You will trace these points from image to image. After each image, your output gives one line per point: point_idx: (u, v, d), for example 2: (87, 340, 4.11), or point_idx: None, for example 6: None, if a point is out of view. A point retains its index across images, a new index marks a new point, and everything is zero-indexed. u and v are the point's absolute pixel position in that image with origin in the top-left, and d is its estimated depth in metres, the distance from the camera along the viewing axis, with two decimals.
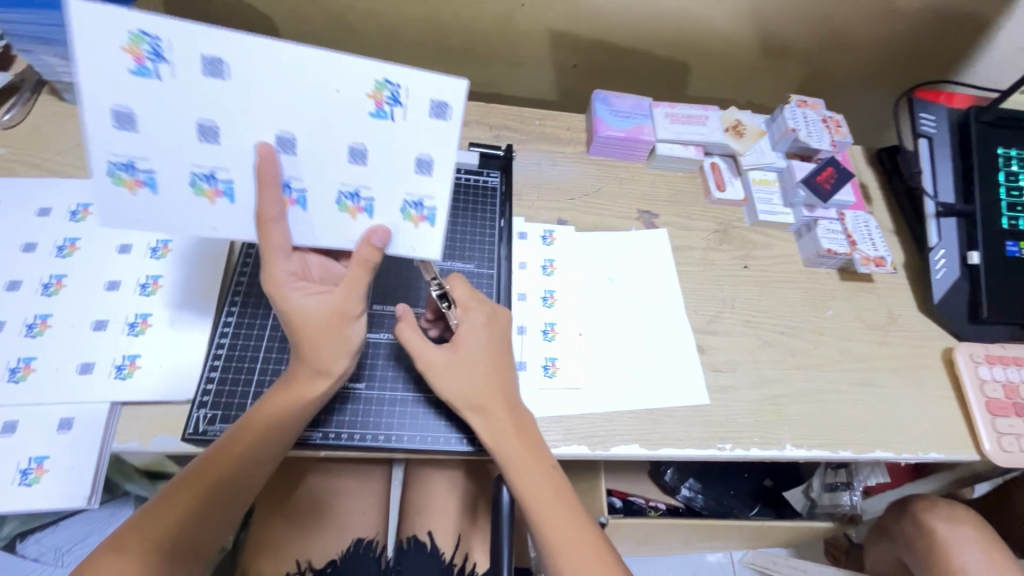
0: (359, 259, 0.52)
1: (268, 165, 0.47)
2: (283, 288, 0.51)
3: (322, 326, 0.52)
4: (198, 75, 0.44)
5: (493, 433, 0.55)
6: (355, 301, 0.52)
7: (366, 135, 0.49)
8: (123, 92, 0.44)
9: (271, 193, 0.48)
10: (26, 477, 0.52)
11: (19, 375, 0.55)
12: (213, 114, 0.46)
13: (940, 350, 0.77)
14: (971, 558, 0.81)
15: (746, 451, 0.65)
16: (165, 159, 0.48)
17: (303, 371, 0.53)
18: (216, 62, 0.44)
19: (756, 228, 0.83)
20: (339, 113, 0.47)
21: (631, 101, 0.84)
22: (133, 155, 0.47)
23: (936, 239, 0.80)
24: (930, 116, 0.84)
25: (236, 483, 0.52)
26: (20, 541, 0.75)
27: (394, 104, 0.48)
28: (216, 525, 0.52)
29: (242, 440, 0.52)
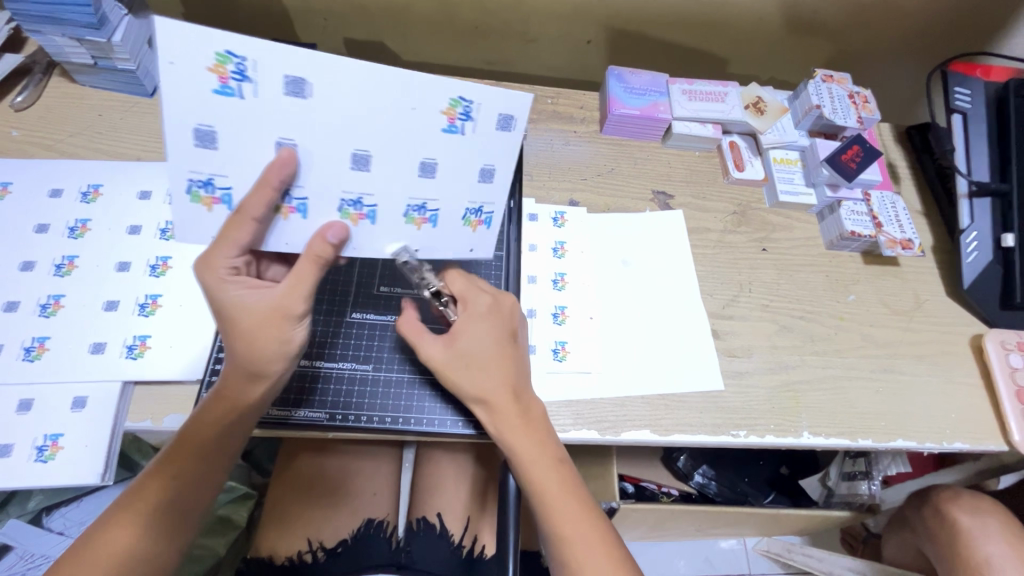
0: (310, 254, 0.48)
1: (271, 166, 0.44)
2: (220, 282, 0.48)
3: (262, 322, 0.49)
4: (278, 94, 0.42)
5: (498, 426, 0.54)
6: (297, 300, 0.48)
7: (436, 149, 0.48)
8: (205, 109, 0.42)
9: (265, 195, 0.44)
10: (42, 453, 0.53)
11: (34, 354, 0.56)
12: (294, 131, 0.44)
13: (969, 337, 0.74)
14: (995, 549, 0.78)
15: (761, 439, 0.64)
16: (245, 175, 0.46)
17: (238, 372, 0.50)
18: (297, 81, 0.42)
19: (776, 209, 0.80)
20: (416, 128, 0.46)
21: (647, 77, 0.81)
22: (212, 173, 0.45)
23: (968, 220, 0.77)
24: (965, 90, 0.79)
25: (213, 457, 0.52)
26: (45, 515, 0.77)
27: (463, 119, 0.47)
28: (204, 494, 0.53)
29: (212, 418, 0.51)
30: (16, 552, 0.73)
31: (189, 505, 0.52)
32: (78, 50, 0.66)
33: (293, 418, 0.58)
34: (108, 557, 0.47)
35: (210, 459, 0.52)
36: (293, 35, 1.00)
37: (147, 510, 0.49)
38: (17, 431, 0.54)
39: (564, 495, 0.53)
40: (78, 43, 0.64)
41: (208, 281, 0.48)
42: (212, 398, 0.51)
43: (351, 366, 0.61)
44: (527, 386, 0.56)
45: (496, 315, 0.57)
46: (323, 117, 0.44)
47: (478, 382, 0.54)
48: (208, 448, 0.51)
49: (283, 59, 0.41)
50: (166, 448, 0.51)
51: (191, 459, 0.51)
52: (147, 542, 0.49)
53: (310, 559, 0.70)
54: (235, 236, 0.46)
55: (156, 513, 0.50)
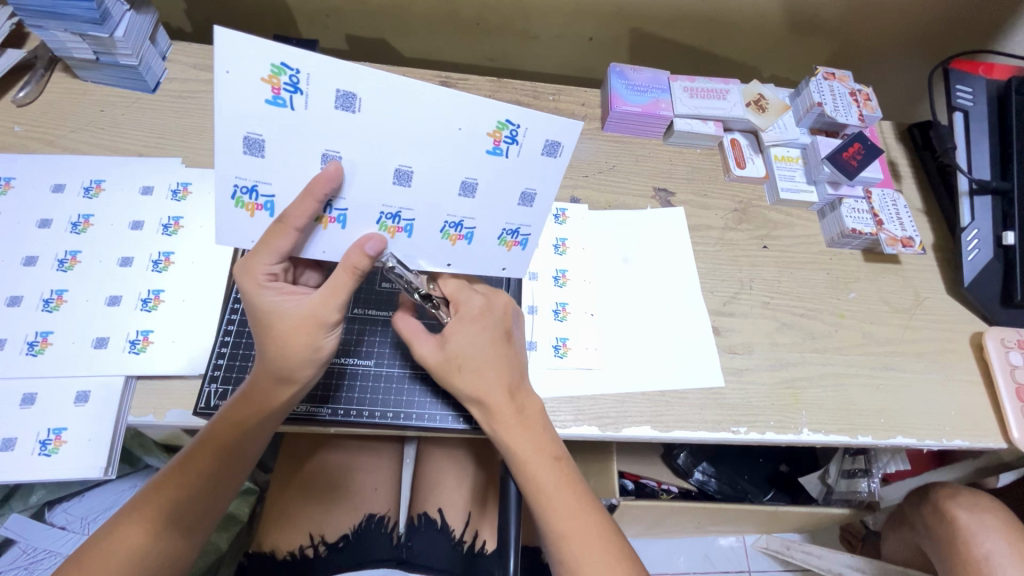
0: (347, 264, 0.48)
1: (318, 178, 0.43)
2: (258, 287, 0.49)
3: (295, 328, 0.49)
4: (329, 109, 0.41)
5: (495, 425, 0.54)
6: (332, 309, 0.49)
7: (479, 170, 0.46)
8: (255, 118, 0.40)
9: (309, 205, 0.44)
10: (45, 447, 0.54)
11: (37, 348, 0.56)
12: (341, 145, 0.43)
13: (969, 335, 0.74)
14: (994, 546, 0.78)
15: (761, 436, 0.64)
16: (288, 185, 0.45)
17: (268, 376, 0.51)
18: (350, 97, 0.41)
19: (777, 206, 0.80)
20: (461, 148, 0.45)
21: (648, 74, 0.81)
22: (257, 181, 0.44)
23: (969, 218, 0.77)
24: (966, 88, 0.80)
25: (235, 457, 0.52)
26: (48, 510, 0.77)
27: (509, 143, 0.46)
28: (221, 495, 0.53)
29: (236, 419, 0.52)
30: (19, 546, 0.73)
31: (207, 505, 0.52)
32: (81, 45, 0.66)
33: (293, 412, 0.58)
34: (123, 553, 0.47)
35: (231, 460, 0.52)
36: (295, 31, 1.00)
37: (165, 507, 0.50)
38: (20, 424, 0.54)
39: (565, 494, 0.53)
40: (81, 38, 0.64)
41: (246, 284, 0.49)
42: (238, 401, 0.52)
43: (352, 361, 0.62)
44: (524, 385, 0.56)
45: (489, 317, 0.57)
46: (371, 138, 0.43)
47: (474, 383, 0.54)
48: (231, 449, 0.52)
49: (338, 74, 0.39)
50: (187, 447, 0.52)
51: (212, 460, 0.51)
52: (162, 539, 0.49)
53: (310, 553, 0.70)
54: (275, 242, 0.46)
55: (175, 510, 0.50)
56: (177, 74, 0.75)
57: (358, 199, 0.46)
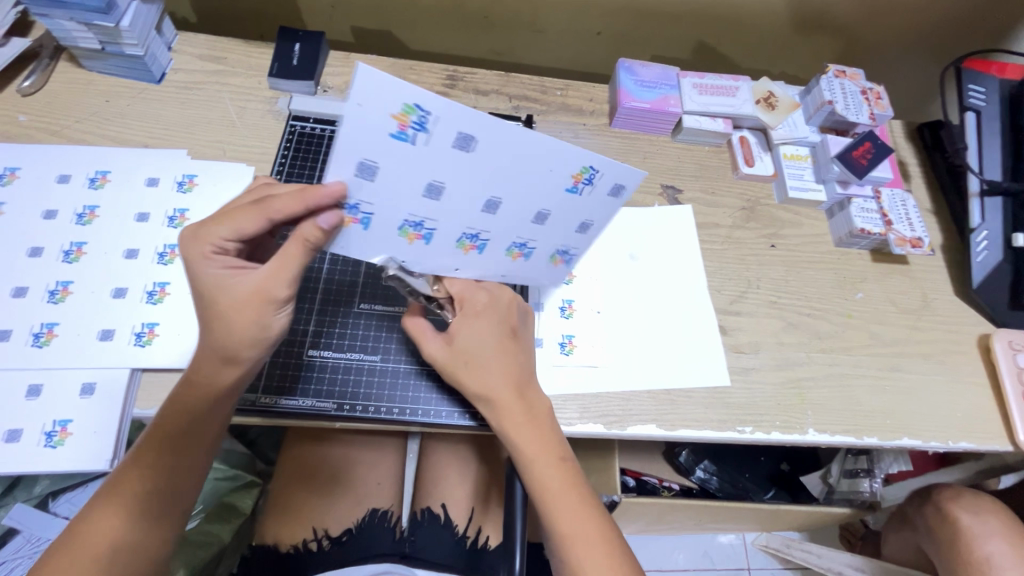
0: (297, 237, 0.45)
1: (318, 191, 0.42)
2: (199, 261, 0.47)
3: (241, 305, 0.47)
4: (447, 146, 0.42)
5: (503, 423, 0.54)
6: (279, 285, 0.47)
7: (555, 204, 0.49)
8: (373, 146, 0.40)
9: (292, 205, 0.44)
10: (51, 439, 0.53)
11: (42, 340, 0.56)
12: (448, 178, 0.44)
13: (976, 336, 0.73)
14: (996, 548, 0.78)
15: (767, 435, 0.64)
16: (389, 207, 0.45)
17: (212, 355, 0.49)
18: (466, 141, 0.42)
19: (785, 205, 0.80)
20: (547, 186, 0.47)
21: (658, 70, 0.81)
22: (359, 200, 0.44)
23: (979, 219, 0.76)
24: (979, 87, 0.79)
25: (194, 438, 0.52)
26: (52, 500, 0.77)
27: (585, 185, 0.48)
28: (189, 477, 0.53)
29: (190, 399, 0.51)
30: (24, 535, 0.74)
31: (178, 488, 0.52)
32: (86, 34, 0.65)
33: (301, 408, 0.58)
34: (100, 541, 0.48)
35: (193, 436, 0.52)
36: (301, 23, 0.99)
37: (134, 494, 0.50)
38: (25, 416, 0.54)
39: (566, 489, 0.53)
40: (85, 27, 0.63)
41: (193, 251, 0.47)
42: (188, 381, 0.51)
43: (358, 357, 0.62)
44: (528, 380, 0.56)
45: (490, 308, 0.56)
46: (474, 175, 0.44)
47: (480, 382, 0.54)
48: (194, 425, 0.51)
49: (462, 120, 0.40)
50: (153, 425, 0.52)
51: (175, 437, 0.51)
52: (136, 525, 0.50)
53: (313, 547, 0.70)
54: (240, 221, 0.46)
55: (144, 495, 0.50)
56: (182, 64, 0.75)
57: (448, 221, 0.48)
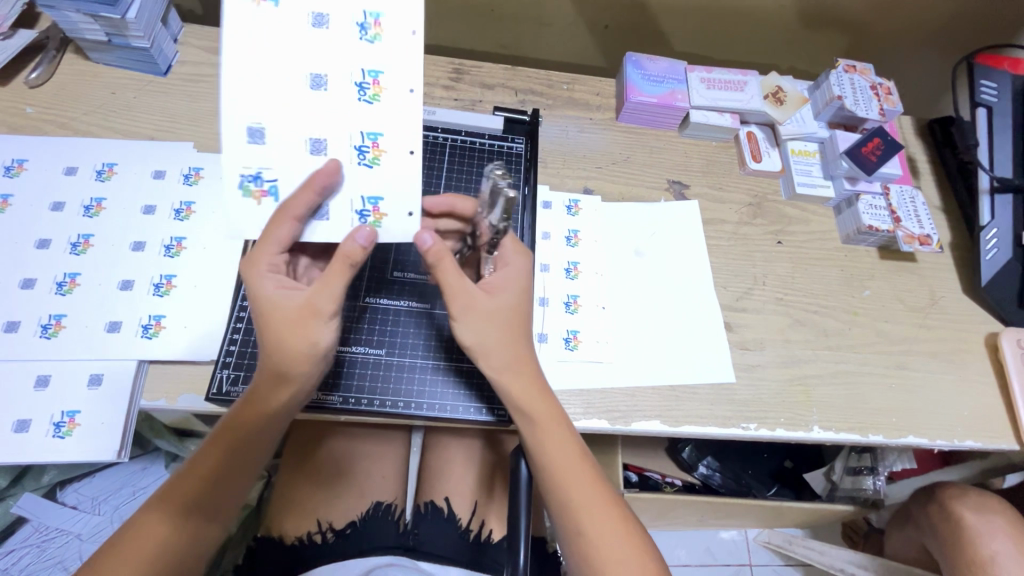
0: (341, 255, 0.48)
1: (319, 173, 0.48)
2: (257, 275, 0.48)
3: (292, 321, 0.48)
4: (306, 28, 0.48)
5: (526, 397, 0.52)
6: (327, 299, 0.48)
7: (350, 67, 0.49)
8: (269, 45, 0.47)
9: (308, 195, 0.48)
10: (59, 429, 0.54)
11: (51, 331, 0.57)
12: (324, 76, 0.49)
13: (984, 335, 0.73)
14: (1001, 547, 0.78)
15: (772, 432, 0.64)
16: (320, 117, 0.49)
17: (267, 373, 0.50)
18: (326, 16, 0.48)
19: (792, 202, 0.79)
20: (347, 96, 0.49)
21: (665, 64, 0.80)
22: (261, 166, 0.48)
23: (988, 217, 0.76)
24: (991, 83, 0.78)
25: (246, 452, 0.52)
26: (60, 489, 0.78)
27: (357, 28, 0.49)
28: (234, 490, 0.53)
29: (246, 413, 0.51)
30: (31, 524, 0.74)
31: (224, 498, 0.52)
32: (93, 26, 0.65)
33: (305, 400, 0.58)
34: (146, 543, 0.48)
35: (248, 450, 0.52)
36: None
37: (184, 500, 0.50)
38: (34, 406, 0.54)
39: (578, 466, 0.53)
40: (93, 19, 0.64)
41: (250, 272, 0.49)
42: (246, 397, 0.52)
43: (363, 350, 0.62)
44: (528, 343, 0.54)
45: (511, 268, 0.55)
46: (277, 48, 0.47)
47: (510, 355, 0.52)
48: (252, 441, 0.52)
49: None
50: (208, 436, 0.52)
51: (225, 455, 0.51)
52: (181, 531, 0.50)
53: (318, 540, 0.70)
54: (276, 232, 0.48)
55: (193, 501, 0.51)
56: (189, 57, 0.75)
57: (373, 115, 0.50)
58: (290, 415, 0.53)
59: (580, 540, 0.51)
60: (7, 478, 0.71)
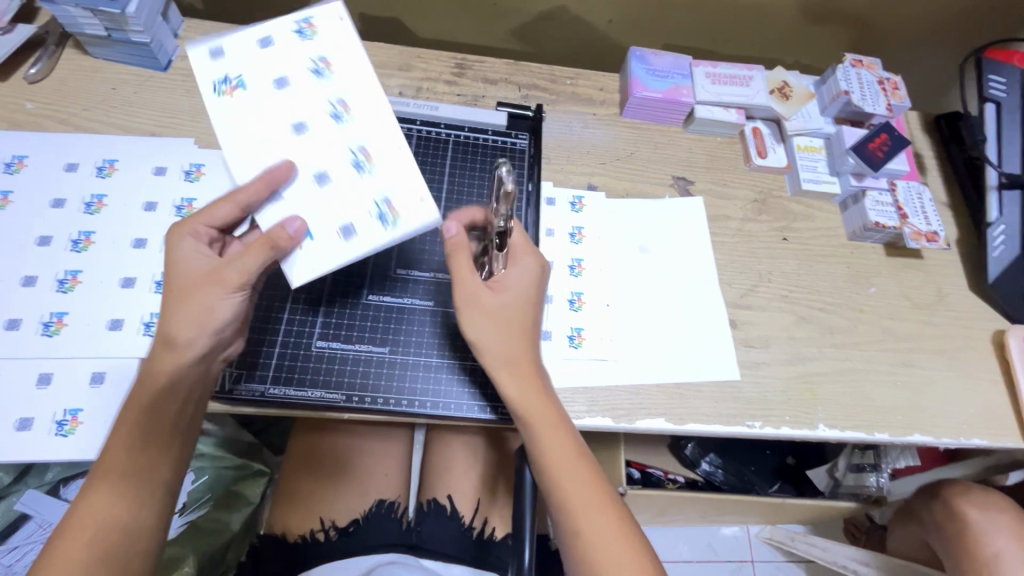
0: (263, 238, 0.48)
1: (274, 171, 0.50)
2: (168, 244, 0.50)
3: (193, 286, 0.48)
4: (271, 89, 0.52)
5: (519, 393, 0.52)
6: (228, 265, 0.48)
7: (318, 102, 0.53)
8: (244, 110, 0.51)
9: (262, 189, 0.49)
10: (62, 428, 0.54)
11: (53, 329, 0.56)
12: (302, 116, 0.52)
13: (991, 332, 0.72)
14: (1004, 545, 0.78)
15: (776, 430, 0.63)
16: (315, 155, 0.52)
17: (161, 340, 0.48)
18: (287, 77, 0.53)
19: (798, 198, 0.78)
20: (324, 124, 0.52)
21: (670, 59, 0.79)
22: (276, 195, 0.50)
23: (996, 213, 0.75)
24: (999, 78, 0.78)
25: (157, 421, 0.49)
26: (64, 486, 0.77)
27: (314, 72, 0.54)
28: (164, 463, 0.49)
29: (148, 380, 0.49)
30: (35, 521, 0.75)
31: (151, 472, 0.48)
32: (92, 21, 0.64)
33: (308, 398, 0.58)
34: (84, 527, 0.45)
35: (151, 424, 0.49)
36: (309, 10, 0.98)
37: (112, 478, 0.47)
38: (36, 405, 0.54)
39: (577, 468, 0.52)
40: (92, 14, 0.63)
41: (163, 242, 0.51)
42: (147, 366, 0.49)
43: (369, 348, 0.61)
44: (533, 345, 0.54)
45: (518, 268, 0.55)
46: (258, 109, 0.52)
47: (506, 349, 0.52)
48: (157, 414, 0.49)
49: (269, 68, 0.53)
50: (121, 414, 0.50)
51: (136, 425, 0.48)
52: (112, 512, 0.46)
53: (321, 537, 0.71)
54: (213, 210, 0.51)
55: (118, 479, 0.47)
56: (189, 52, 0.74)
57: (356, 133, 0.53)
58: (200, 379, 0.50)
59: (579, 541, 0.51)
60: (11, 473, 0.72)
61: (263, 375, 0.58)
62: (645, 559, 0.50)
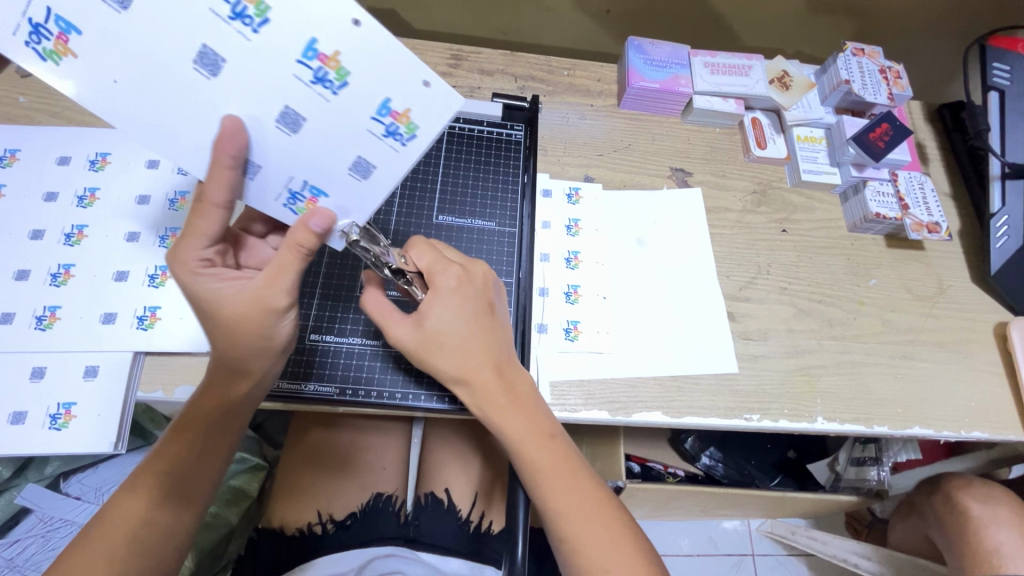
0: (292, 242, 0.45)
1: (224, 141, 0.41)
2: (191, 273, 0.47)
3: (241, 315, 0.47)
4: (188, 68, 0.38)
5: (482, 404, 0.53)
6: (278, 293, 0.47)
7: (272, 62, 0.39)
8: (187, 104, 0.40)
9: (223, 173, 0.42)
10: (55, 422, 0.54)
11: (45, 323, 0.56)
12: (279, 97, 0.40)
13: (993, 324, 0.72)
14: (1006, 538, 0.77)
15: (775, 423, 0.63)
16: (331, 143, 0.43)
17: (222, 366, 0.50)
18: (208, 45, 0.38)
19: (797, 188, 0.78)
20: (303, 94, 0.40)
21: (668, 49, 0.79)
22: (291, 186, 0.46)
23: (999, 204, 0.74)
24: (1004, 66, 0.76)
25: (216, 437, 0.52)
26: (63, 481, 0.78)
27: (233, 19, 0.37)
28: (210, 474, 0.53)
29: (212, 399, 0.51)
30: (36, 514, 0.74)
31: (201, 481, 0.53)
32: None
33: (302, 391, 0.58)
34: (124, 525, 0.49)
35: (215, 434, 0.52)
36: None
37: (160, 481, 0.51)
38: (30, 398, 0.54)
39: (564, 475, 0.53)
40: None
41: (179, 271, 0.47)
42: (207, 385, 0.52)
43: (362, 342, 0.61)
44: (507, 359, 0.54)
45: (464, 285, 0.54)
46: (206, 102, 0.40)
47: (457, 363, 0.52)
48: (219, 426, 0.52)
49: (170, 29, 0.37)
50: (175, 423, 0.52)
51: (196, 437, 0.52)
52: (157, 515, 0.50)
53: (319, 531, 0.71)
54: (201, 224, 0.46)
55: (169, 483, 0.51)
56: None
57: (361, 92, 0.41)
58: (256, 402, 0.54)
59: (565, 546, 0.51)
60: (10, 468, 0.71)
61: None
62: (641, 559, 0.50)
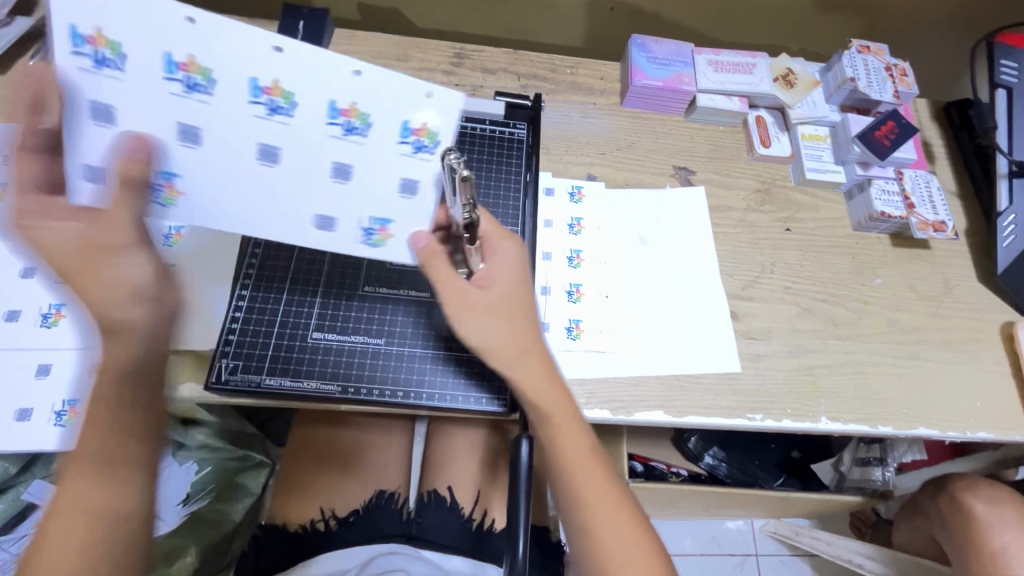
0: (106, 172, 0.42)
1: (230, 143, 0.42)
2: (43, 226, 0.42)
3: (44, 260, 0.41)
4: (257, 165, 0.45)
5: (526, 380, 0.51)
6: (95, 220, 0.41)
7: (312, 133, 0.44)
8: (271, 201, 0.47)
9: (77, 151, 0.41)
10: (61, 418, 0.56)
11: (51, 321, 0.59)
12: (332, 152, 0.45)
13: (999, 324, 0.71)
14: (1011, 538, 0.76)
15: (778, 423, 0.62)
16: (380, 178, 0.46)
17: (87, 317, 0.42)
18: (262, 142, 0.44)
19: (801, 187, 0.77)
20: (347, 149, 0.45)
21: (671, 47, 0.78)
22: (357, 221, 0.49)
23: (1006, 202, 0.73)
24: (1012, 63, 0.76)
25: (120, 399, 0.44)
26: None
27: (270, 113, 0.43)
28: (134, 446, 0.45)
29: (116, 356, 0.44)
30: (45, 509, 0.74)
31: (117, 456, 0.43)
32: None
33: (303, 389, 0.58)
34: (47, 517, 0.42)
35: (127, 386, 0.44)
36: None
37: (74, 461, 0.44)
38: (38, 393, 0.56)
39: (589, 461, 0.52)
40: None
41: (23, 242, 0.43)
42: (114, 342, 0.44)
43: (364, 341, 0.61)
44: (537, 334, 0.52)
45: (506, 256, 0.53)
46: (272, 187, 0.46)
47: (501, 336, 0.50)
48: (156, 411, 0.46)
49: (239, 147, 0.44)
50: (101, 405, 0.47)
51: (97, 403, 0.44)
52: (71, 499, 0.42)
53: (321, 527, 0.71)
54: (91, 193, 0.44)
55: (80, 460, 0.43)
56: None
57: (382, 125, 0.44)
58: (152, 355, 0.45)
59: (589, 534, 0.51)
60: (16, 464, 0.72)
61: (257, 367, 0.59)
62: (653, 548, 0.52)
